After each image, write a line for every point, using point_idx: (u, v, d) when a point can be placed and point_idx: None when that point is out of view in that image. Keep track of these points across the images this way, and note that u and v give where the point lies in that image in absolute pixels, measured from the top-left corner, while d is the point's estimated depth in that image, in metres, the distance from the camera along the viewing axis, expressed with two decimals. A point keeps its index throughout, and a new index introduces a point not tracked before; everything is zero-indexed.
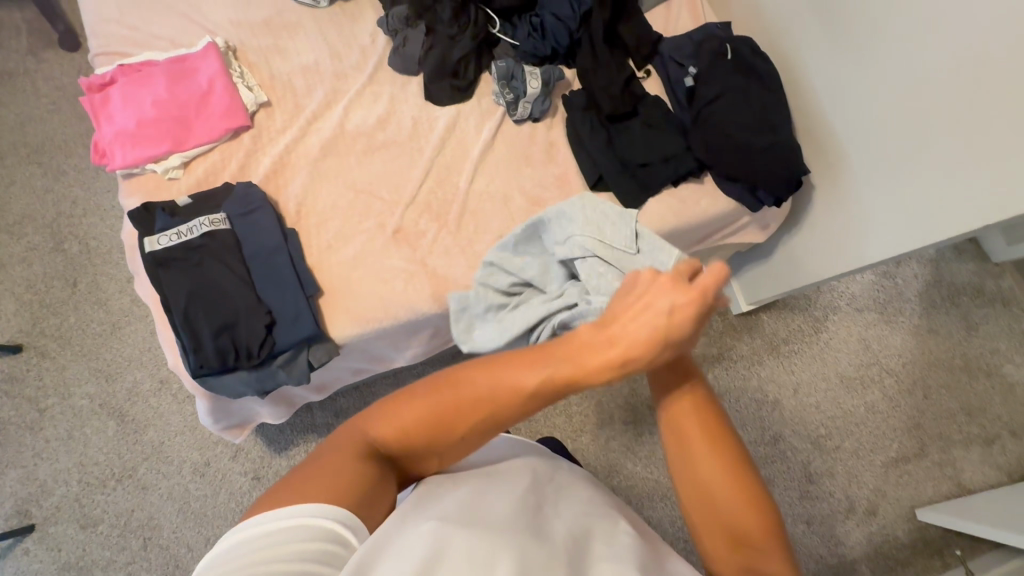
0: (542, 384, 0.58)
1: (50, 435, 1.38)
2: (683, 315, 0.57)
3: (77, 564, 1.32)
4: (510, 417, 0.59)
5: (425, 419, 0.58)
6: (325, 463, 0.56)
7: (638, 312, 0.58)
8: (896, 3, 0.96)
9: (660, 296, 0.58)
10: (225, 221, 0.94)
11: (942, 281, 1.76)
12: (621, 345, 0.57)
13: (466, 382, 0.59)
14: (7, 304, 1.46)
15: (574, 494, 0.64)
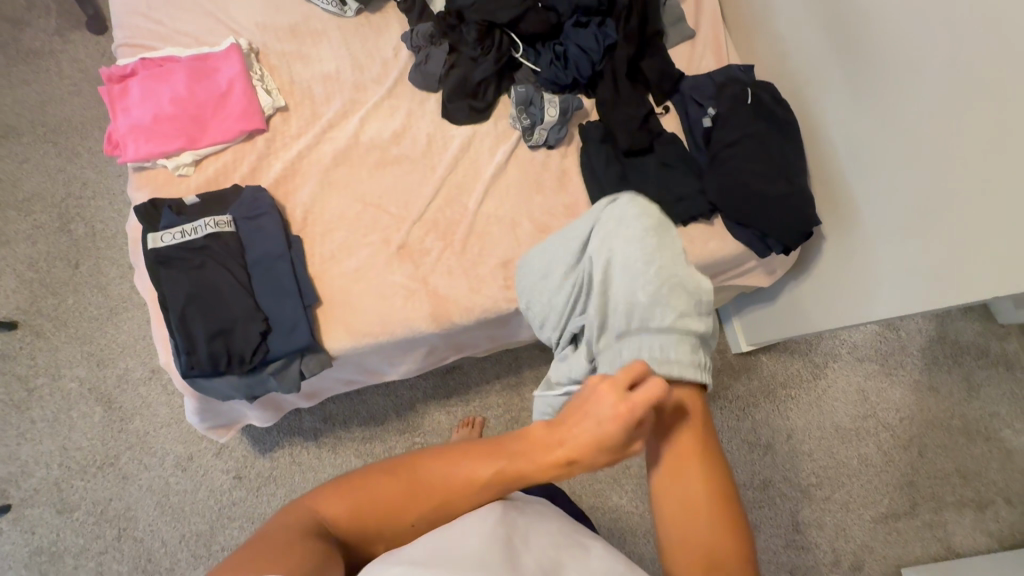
0: (495, 479, 0.65)
1: (36, 416, 1.37)
2: (619, 423, 0.63)
3: (49, 550, 1.31)
4: (464, 505, 0.65)
5: (380, 500, 0.64)
6: (281, 540, 0.57)
7: (582, 416, 0.66)
8: (916, 65, 0.96)
9: (605, 404, 0.65)
10: (231, 223, 0.93)
11: (946, 339, 1.75)
12: (566, 446, 0.65)
13: (426, 465, 0.66)
14: (8, 280, 1.45)
15: (549, 528, 0.66)
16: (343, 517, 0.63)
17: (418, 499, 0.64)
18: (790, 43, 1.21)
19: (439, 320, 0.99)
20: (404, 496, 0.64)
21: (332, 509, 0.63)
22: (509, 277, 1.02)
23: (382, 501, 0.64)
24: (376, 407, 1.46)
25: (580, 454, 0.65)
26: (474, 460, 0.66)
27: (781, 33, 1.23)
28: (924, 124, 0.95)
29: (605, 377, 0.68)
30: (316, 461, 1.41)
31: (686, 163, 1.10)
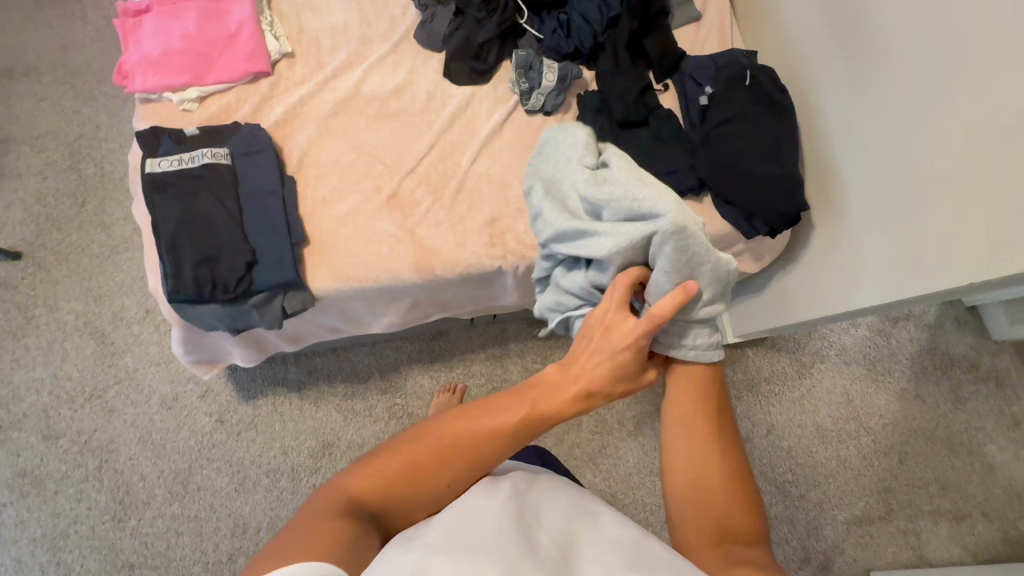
0: (524, 417, 0.65)
1: (32, 344, 1.41)
2: (631, 354, 0.65)
3: (33, 473, 1.34)
4: (493, 450, 0.65)
5: (410, 464, 0.63)
6: (312, 525, 0.57)
7: (593, 354, 0.67)
8: (911, 49, 0.95)
9: (614, 331, 0.66)
10: (227, 156, 0.96)
11: (937, 350, 1.73)
12: (584, 382, 0.66)
13: (447, 422, 0.66)
14: (16, 213, 1.50)
15: (559, 501, 0.64)
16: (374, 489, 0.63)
17: (450, 453, 0.64)
18: (795, 32, 1.22)
19: (423, 270, 1.01)
20: (433, 454, 0.64)
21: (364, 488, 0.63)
22: (495, 235, 1.04)
23: (414, 465, 0.63)
24: (360, 365, 1.48)
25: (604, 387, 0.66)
26: (495, 406, 0.67)
27: (787, 21, 1.23)
28: (915, 107, 0.95)
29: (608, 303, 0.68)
30: (298, 412, 1.44)
31: (679, 139, 1.11)
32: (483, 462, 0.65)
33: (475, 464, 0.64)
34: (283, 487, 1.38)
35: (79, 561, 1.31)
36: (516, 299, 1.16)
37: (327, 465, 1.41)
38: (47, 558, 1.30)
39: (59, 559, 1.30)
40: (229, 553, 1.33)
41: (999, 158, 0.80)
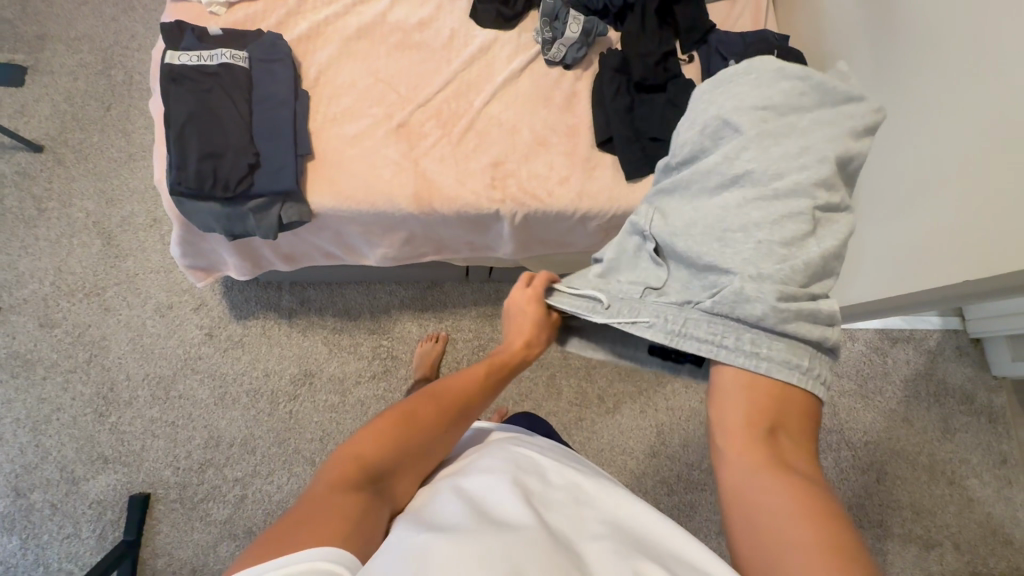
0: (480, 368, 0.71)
1: (41, 234, 1.45)
2: (535, 306, 0.73)
3: (24, 356, 1.38)
4: (471, 404, 0.68)
5: (398, 426, 0.61)
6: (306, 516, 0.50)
7: (512, 322, 0.75)
8: (930, 39, 0.94)
9: (519, 302, 0.74)
10: (246, 60, 0.99)
11: (933, 376, 1.67)
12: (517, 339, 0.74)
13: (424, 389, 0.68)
14: (43, 107, 1.54)
15: (566, 483, 0.58)
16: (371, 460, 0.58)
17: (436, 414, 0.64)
18: (828, 18, 1.19)
19: (421, 202, 1.01)
20: (414, 412, 0.63)
21: (364, 456, 0.58)
22: (497, 176, 1.04)
23: (406, 426, 0.62)
24: (353, 302, 1.50)
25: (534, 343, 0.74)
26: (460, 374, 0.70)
27: (822, 8, 1.21)
28: (928, 101, 0.94)
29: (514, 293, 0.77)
30: (285, 338, 1.46)
31: None
32: (466, 417, 0.67)
33: (457, 419, 0.66)
34: (261, 408, 1.41)
35: (56, 447, 1.34)
36: (512, 251, 1.15)
37: (306, 394, 1.43)
38: (27, 439, 1.34)
39: (38, 442, 1.34)
40: (199, 462, 1.36)
41: (1009, 157, 0.81)
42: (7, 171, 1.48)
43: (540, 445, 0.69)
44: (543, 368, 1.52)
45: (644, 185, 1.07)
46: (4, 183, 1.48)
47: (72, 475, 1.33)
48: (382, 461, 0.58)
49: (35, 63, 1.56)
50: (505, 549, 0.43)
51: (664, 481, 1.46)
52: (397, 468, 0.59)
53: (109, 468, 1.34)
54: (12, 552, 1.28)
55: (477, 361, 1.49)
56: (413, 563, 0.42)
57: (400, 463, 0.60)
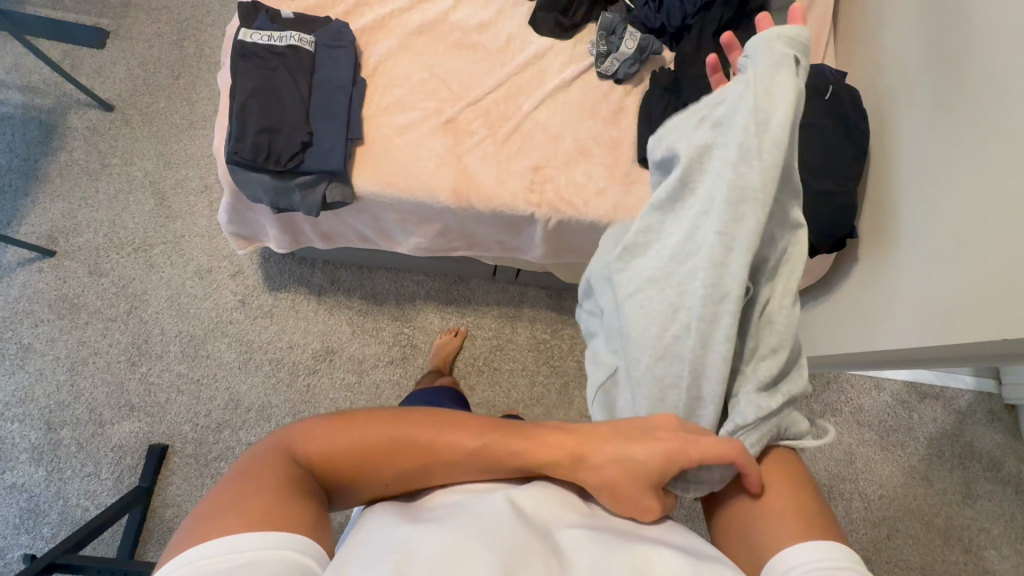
0: (482, 443, 0.57)
1: (101, 188, 1.54)
2: (665, 452, 0.56)
3: (71, 301, 1.46)
4: (443, 468, 0.57)
5: (364, 448, 0.56)
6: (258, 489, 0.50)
7: (625, 431, 0.60)
8: (991, 90, 0.92)
9: (659, 429, 0.59)
10: (312, 44, 1.04)
11: (960, 438, 1.60)
12: (582, 447, 0.58)
13: (416, 427, 0.58)
14: (118, 70, 1.63)
15: (563, 491, 0.59)
16: (321, 459, 0.55)
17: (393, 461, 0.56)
18: (891, 58, 1.17)
19: (459, 196, 1.04)
20: (374, 454, 0.55)
21: (312, 446, 0.56)
22: (536, 180, 1.06)
23: (355, 454, 0.56)
24: (380, 288, 1.54)
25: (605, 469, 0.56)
26: (465, 430, 0.58)
27: (884, 46, 1.20)
28: (980, 151, 0.93)
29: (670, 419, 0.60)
30: (312, 314, 1.51)
31: None
32: (430, 471, 0.57)
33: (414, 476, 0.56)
34: (281, 377, 1.46)
35: (89, 389, 1.42)
36: (542, 255, 1.17)
37: (325, 369, 1.47)
38: (64, 377, 1.42)
39: (74, 382, 1.42)
40: (217, 422, 1.42)
41: None
42: (78, 126, 1.58)
43: None
44: (559, 376, 1.51)
45: None
46: (74, 137, 1.57)
47: (99, 418, 1.40)
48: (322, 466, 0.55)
49: (117, 28, 1.66)
50: (491, 545, 0.45)
51: None
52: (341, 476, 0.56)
53: (133, 416, 1.41)
54: (37, 482, 1.35)
55: (493, 361, 1.51)
56: (405, 548, 0.45)
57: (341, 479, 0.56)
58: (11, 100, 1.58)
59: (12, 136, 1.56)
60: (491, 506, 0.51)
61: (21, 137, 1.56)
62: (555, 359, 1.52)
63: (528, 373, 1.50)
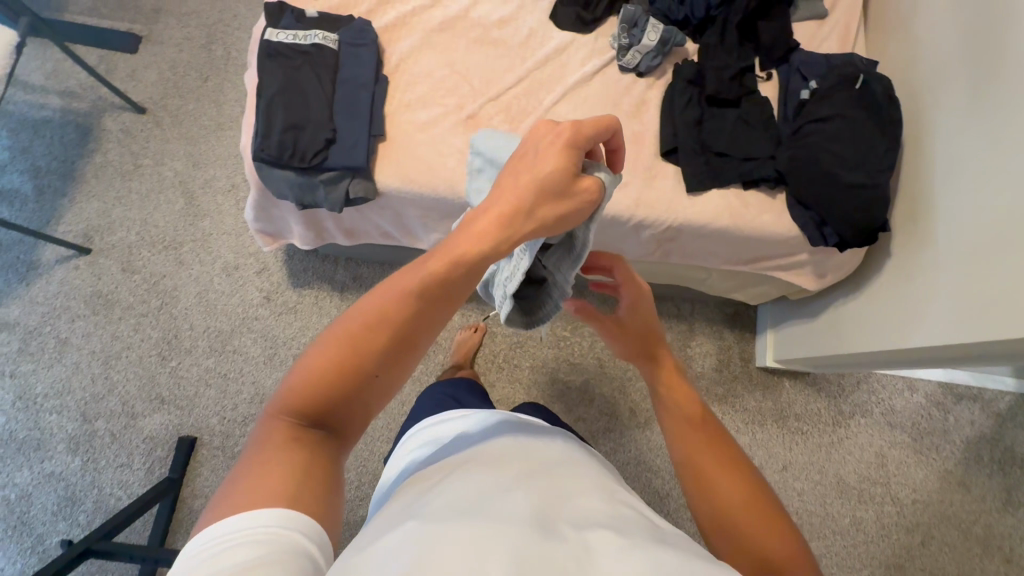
0: (432, 274, 0.51)
1: (134, 188, 1.59)
2: (561, 154, 0.53)
3: (105, 296, 1.51)
4: (417, 324, 0.52)
5: (323, 361, 0.51)
6: (252, 469, 0.50)
7: (518, 166, 0.54)
8: None
9: (534, 148, 0.54)
10: (336, 43, 1.06)
11: (999, 443, 1.54)
12: (497, 206, 0.53)
13: (356, 308, 0.53)
14: (150, 74, 1.68)
15: (581, 487, 0.57)
16: (295, 402, 0.52)
17: (356, 346, 0.51)
18: (926, 45, 1.13)
19: None
20: (337, 350, 0.51)
21: (285, 405, 0.52)
22: None
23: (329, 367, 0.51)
24: None
25: (534, 210, 0.53)
26: (399, 275, 0.53)
27: (919, 34, 1.15)
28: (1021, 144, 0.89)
29: (540, 127, 0.56)
30: (334, 310, 1.53)
31: (767, 128, 1.08)
32: (409, 332, 0.52)
33: (397, 344, 0.52)
34: None
35: (122, 382, 1.46)
36: None
37: None
38: (98, 370, 1.47)
39: (108, 375, 1.47)
40: (243, 416, 1.45)
41: None
42: (113, 128, 1.63)
43: (560, 443, 0.67)
44: (578, 372, 1.51)
45: (703, 199, 1.06)
46: (108, 138, 1.62)
47: (132, 410, 1.45)
48: (309, 403, 0.52)
49: (148, 33, 1.72)
50: (509, 546, 0.45)
51: (687, 506, 1.43)
52: (327, 406, 0.52)
53: (164, 409, 1.45)
54: (73, 472, 1.40)
55: (513, 358, 1.51)
56: (420, 546, 0.45)
57: (339, 405, 0.52)
58: (50, 104, 1.64)
59: (51, 139, 1.62)
60: (509, 503, 0.51)
61: (59, 139, 1.62)
62: (575, 357, 1.52)
63: (548, 370, 1.50)
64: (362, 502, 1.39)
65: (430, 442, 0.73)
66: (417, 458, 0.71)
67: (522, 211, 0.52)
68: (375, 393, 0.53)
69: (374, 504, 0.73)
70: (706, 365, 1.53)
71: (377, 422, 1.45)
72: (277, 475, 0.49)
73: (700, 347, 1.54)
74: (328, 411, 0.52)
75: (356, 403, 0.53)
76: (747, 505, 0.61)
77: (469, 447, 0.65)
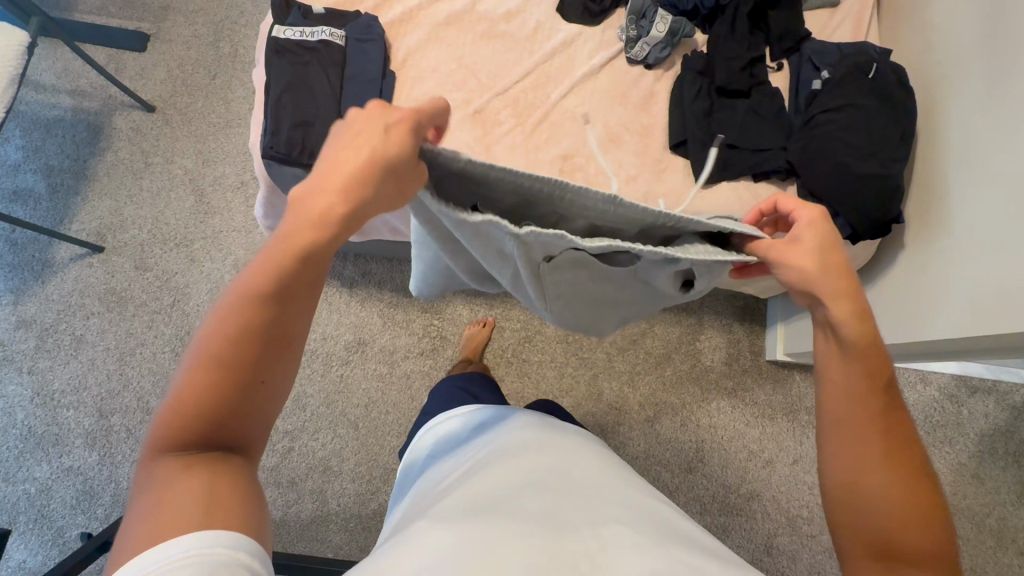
0: (291, 272, 0.47)
1: (145, 186, 1.61)
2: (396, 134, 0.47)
3: (119, 294, 1.53)
4: (290, 320, 0.49)
5: (197, 382, 0.47)
6: (153, 510, 0.44)
7: (348, 154, 0.47)
8: None
9: (356, 129, 0.47)
10: (343, 39, 1.06)
11: (1014, 435, 1.52)
12: (337, 196, 0.46)
13: (213, 325, 0.48)
14: (159, 72, 1.69)
15: (594, 481, 0.57)
16: (173, 440, 0.47)
17: (229, 357, 0.47)
18: (941, 33, 1.11)
19: None
20: (202, 368, 0.46)
21: (164, 442, 0.47)
22: (566, 169, 1.05)
23: (201, 388, 0.46)
24: (410, 280, 1.56)
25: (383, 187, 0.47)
26: (245, 281, 0.48)
27: (934, 21, 1.13)
28: None
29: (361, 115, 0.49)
30: (344, 306, 1.53)
31: (778, 119, 1.07)
32: (284, 332, 0.49)
33: (270, 344, 0.48)
34: (315, 367, 1.49)
35: (137, 378, 1.48)
36: None
37: (357, 360, 1.50)
38: (113, 367, 1.49)
39: (123, 371, 1.49)
40: None
41: None
42: (123, 126, 1.65)
43: (571, 438, 0.67)
44: (587, 367, 1.51)
45: (712, 192, 1.05)
46: (119, 137, 1.64)
47: (147, 406, 1.47)
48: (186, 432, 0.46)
49: (157, 32, 1.73)
50: (522, 540, 0.46)
51: (697, 499, 1.43)
52: (210, 429, 0.47)
53: None
54: (91, 466, 1.42)
55: (522, 352, 1.51)
56: (431, 548, 0.45)
57: (219, 423, 0.47)
58: (62, 103, 1.66)
59: (63, 138, 1.64)
60: (528, 502, 0.52)
61: (71, 138, 1.64)
62: (584, 351, 1.52)
63: (556, 364, 1.51)
64: (373, 496, 1.41)
65: (445, 439, 0.74)
66: (433, 454, 0.72)
67: (366, 184, 0.46)
68: (254, 403, 0.49)
69: (393, 496, 0.75)
70: (715, 359, 1.52)
71: (388, 417, 1.46)
72: (191, 503, 0.45)
73: (709, 340, 1.53)
74: (209, 432, 0.47)
75: (239, 417, 0.48)
76: (898, 487, 0.51)
77: (483, 444, 0.65)
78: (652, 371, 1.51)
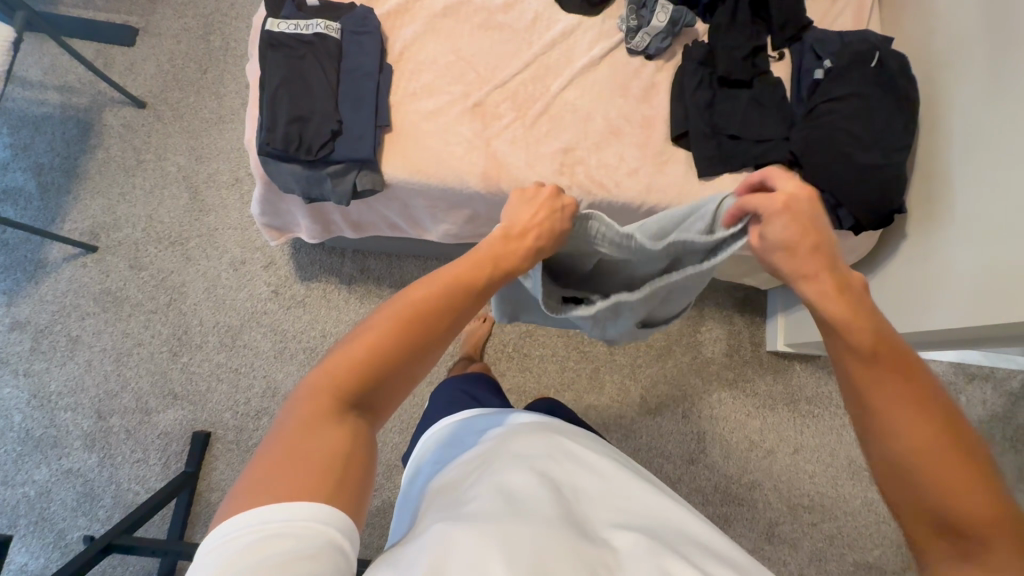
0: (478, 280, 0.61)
1: (138, 183, 1.58)
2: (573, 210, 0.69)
3: (114, 294, 1.51)
4: (458, 315, 0.61)
5: (384, 343, 0.56)
6: (297, 447, 0.50)
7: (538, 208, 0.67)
8: None
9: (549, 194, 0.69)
10: (338, 31, 1.04)
11: (1011, 422, 1.53)
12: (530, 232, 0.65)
13: (408, 299, 0.58)
14: (149, 67, 1.66)
15: (601, 490, 0.58)
16: (340, 393, 0.54)
17: (415, 333, 0.57)
18: (943, 20, 1.10)
19: (489, 181, 1.03)
20: (394, 329, 0.56)
21: (328, 388, 0.54)
22: (567, 162, 1.04)
23: (388, 346, 0.56)
24: (409, 276, 1.55)
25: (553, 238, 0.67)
26: (441, 277, 0.61)
27: (936, 8, 1.12)
28: None
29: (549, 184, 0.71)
30: (343, 303, 1.52)
31: (780, 109, 1.06)
32: (450, 326, 0.60)
33: (440, 335, 0.59)
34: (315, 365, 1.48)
35: (135, 378, 1.47)
36: None
37: None
38: (110, 368, 1.47)
39: (120, 372, 1.47)
40: (256, 409, 1.46)
41: None
42: (114, 124, 1.62)
43: (576, 438, 0.67)
44: (588, 360, 1.51)
45: (715, 184, 1.04)
46: (109, 134, 1.61)
47: (146, 406, 1.46)
48: (362, 383, 0.55)
49: (145, 25, 1.69)
50: (534, 546, 0.46)
51: (699, 490, 1.44)
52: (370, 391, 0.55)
53: (177, 404, 1.46)
54: (91, 468, 1.41)
55: (522, 347, 1.51)
56: (442, 554, 0.45)
57: (377, 389, 0.56)
58: (50, 100, 1.63)
59: (52, 136, 1.60)
60: (537, 502, 0.52)
61: (60, 136, 1.61)
62: (585, 345, 1.51)
63: (557, 359, 1.51)
64: (375, 492, 1.41)
65: (449, 441, 0.73)
66: (435, 459, 0.71)
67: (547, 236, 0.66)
68: (409, 382, 0.59)
69: (397, 503, 0.73)
70: (716, 351, 1.52)
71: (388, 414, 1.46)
72: (330, 452, 0.51)
73: (709, 332, 1.53)
74: (367, 394, 0.55)
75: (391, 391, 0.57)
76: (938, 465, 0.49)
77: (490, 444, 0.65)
78: (653, 364, 1.51)
